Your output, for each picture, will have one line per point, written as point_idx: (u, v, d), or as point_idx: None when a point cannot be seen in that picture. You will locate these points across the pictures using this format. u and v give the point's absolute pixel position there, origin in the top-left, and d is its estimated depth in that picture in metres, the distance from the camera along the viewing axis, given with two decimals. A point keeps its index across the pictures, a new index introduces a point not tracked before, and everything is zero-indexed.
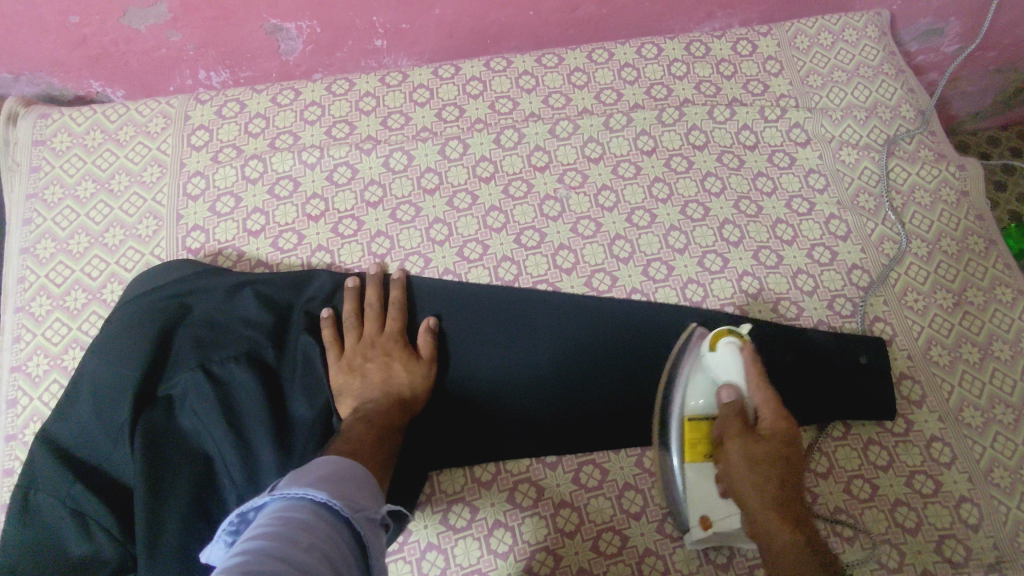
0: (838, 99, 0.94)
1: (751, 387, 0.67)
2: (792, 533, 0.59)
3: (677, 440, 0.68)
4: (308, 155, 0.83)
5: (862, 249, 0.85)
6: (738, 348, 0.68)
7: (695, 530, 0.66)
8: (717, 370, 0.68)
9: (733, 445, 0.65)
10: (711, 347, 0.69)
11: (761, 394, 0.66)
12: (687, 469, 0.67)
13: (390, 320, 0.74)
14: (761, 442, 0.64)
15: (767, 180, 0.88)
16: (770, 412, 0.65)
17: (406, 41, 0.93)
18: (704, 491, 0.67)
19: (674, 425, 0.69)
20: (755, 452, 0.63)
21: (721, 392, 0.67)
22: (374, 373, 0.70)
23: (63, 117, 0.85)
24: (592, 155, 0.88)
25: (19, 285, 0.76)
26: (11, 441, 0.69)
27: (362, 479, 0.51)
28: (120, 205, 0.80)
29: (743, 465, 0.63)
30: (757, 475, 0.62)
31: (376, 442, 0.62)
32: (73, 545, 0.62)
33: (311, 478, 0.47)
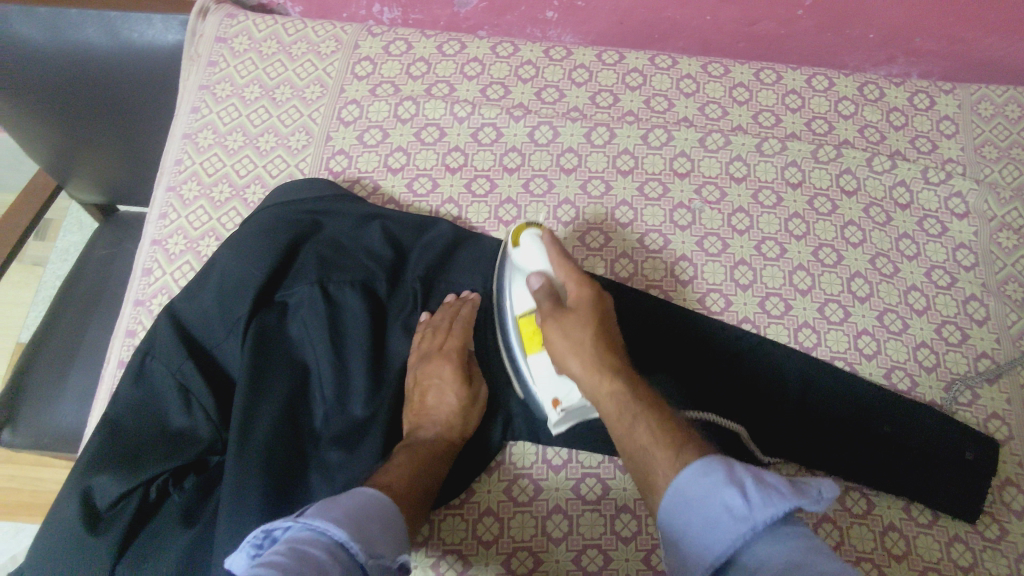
0: (1011, 178, 0.88)
1: (556, 267, 0.67)
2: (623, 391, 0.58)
3: (518, 338, 0.70)
4: (459, 109, 0.85)
5: (997, 339, 0.80)
6: (539, 237, 0.68)
7: (551, 413, 0.67)
8: (524, 263, 0.68)
9: (548, 328, 0.63)
10: (514, 243, 0.69)
11: (565, 270, 0.66)
12: (531, 359, 0.69)
13: (453, 337, 0.71)
14: (571, 317, 0.63)
15: (911, 243, 0.84)
16: (572, 284, 0.65)
17: (577, 19, 0.93)
18: (547, 376, 0.68)
19: (512, 327, 0.70)
20: (568, 328, 0.62)
21: (532, 282, 0.67)
22: (431, 393, 0.68)
23: (248, 21, 0.89)
24: (736, 174, 0.85)
25: (176, 166, 0.81)
26: (139, 306, 0.74)
27: (388, 518, 0.53)
28: (278, 114, 0.84)
29: (560, 341, 0.62)
30: (579, 346, 0.61)
31: (415, 476, 0.61)
32: (175, 416, 0.67)
33: (338, 513, 0.49)
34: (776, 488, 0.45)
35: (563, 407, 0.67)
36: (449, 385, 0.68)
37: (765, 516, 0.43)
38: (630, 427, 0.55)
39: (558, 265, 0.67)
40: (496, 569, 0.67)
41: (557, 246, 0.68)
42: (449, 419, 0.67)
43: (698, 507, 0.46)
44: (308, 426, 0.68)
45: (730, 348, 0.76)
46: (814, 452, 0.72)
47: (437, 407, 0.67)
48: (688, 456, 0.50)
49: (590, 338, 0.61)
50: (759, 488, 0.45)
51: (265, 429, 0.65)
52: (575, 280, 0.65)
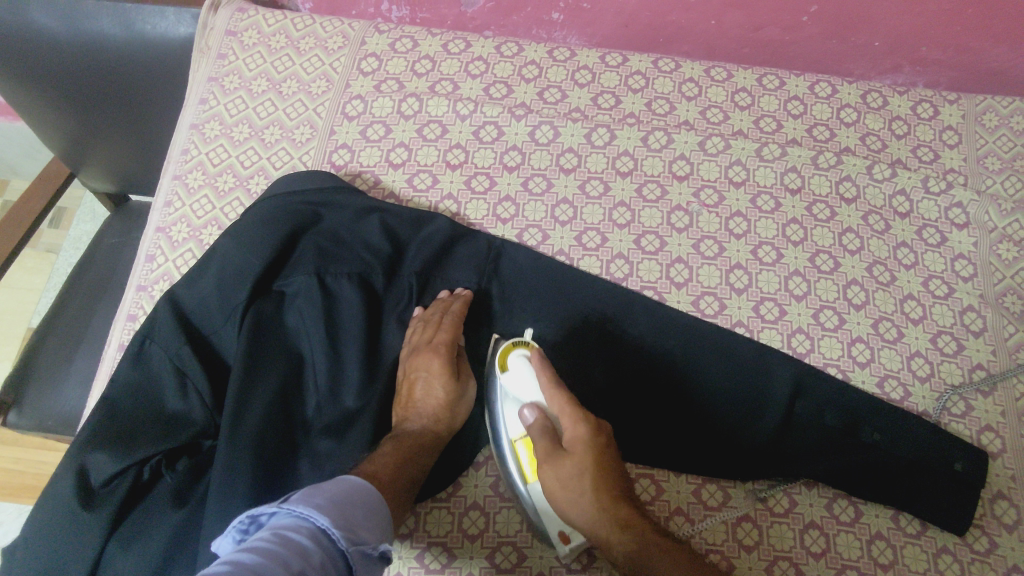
0: (1013, 190, 0.87)
1: (551, 400, 0.66)
2: (631, 543, 0.61)
3: (514, 468, 0.68)
4: (462, 106, 0.86)
5: (994, 350, 0.79)
6: (528, 359, 0.67)
7: (558, 545, 0.66)
8: (517, 391, 0.68)
9: (549, 473, 0.64)
10: (502, 367, 0.68)
11: (560, 405, 0.65)
12: (531, 493, 0.67)
13: (441, 330, 0.71)
14: (570, 462, 0.64)
15: (909, 252, 0.84)
16: (568, 421, 0.65)
17: (582, 21, 0.94)
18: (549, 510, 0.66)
19: (507, 456, 0.69)
20: (569, 476, 0.63)
21: (527, 415, 0.67)
22: (419, 385, 0.69)
23: (258, 16, 0.91)
24: (735, 178, 0.86)
25: (182, 156, 0.83)
26: (141, 291, 0.76)
27: (371, 507, 0.53)
28: (284, 107, 0.85)
29: (562, 492, 0.64)
30: (581, 493, 0.63)
31: (399, 465, 0.63)
32: (170, 400, 0.68)
33: (319, 498, 0.50)
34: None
35: (572, 542, 0.66)
36: (437, 379, 0.68)
37: None
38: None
39: (551, 397, 0.66)
40: (480, 562, 0.68)
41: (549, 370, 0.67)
42: (436, 414, 0.68)
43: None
44: (301, 414, 0.69)
45: (724, 350, 0.76)
46: (798, 456, 0.73)
47: (423, 399, 0.68)
48: None
49: (589, 480, 0.63)
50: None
51: (258, 415, 0.66)
52: (570, 416, 0.65)
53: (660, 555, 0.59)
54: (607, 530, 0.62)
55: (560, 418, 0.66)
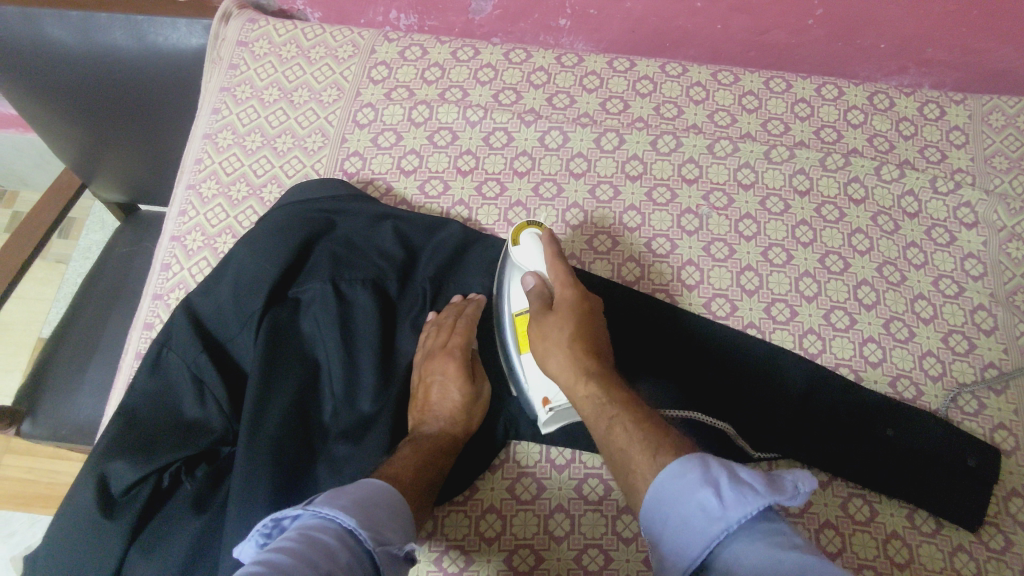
0: (1021, 189, 0.88)
1: (550, 270, 0.71)
2: (595, 391, 0.61)
3: (511, 337, 0.74)
4: (472, 113, 0.87)
5: (1005, 349, 0.79)
6: (538, 236, 0.74)
7: (540, 409, 0.70)
8: (523, 260, 0.73)
9: (534, 330, 0.69)
10: (516, 242, 0.74)
11: (558, 274, 0.71)
12: (522, 357, 0.72)
13: (455, 334, 0.71)
14: (553, 317, 0.68)
15: (918, 252, 0.84)
16: (559, 287, 0.70)
17: (590, 27, 0.94)
18: (537, 375, 0.71)
19: (507, 325, 0.74)
20: (549, 327, 0.67)
21: (527, 281, 0.72)
22: (435, 389, 0.69)
23: (268, 26, 0.92)
24: (744, 181, 0.86)
25: (196, 165, 0.84)
26: (157, 300, 0.76)
27: (395, 508, 0.54)
28: (296, 116, 0.86)
29: (542, 341, 0.67)
30: (558, 343, 0.66)
31: (418, 466, 0.62)
32: (188, 407, 0.69)
33: (344, 499, 0.50)
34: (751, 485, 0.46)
35: (551, 405, 0.69)
36: (453, 381, 0.69)
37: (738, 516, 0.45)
38: (609, 428, 0.58)
39: (551, 266, 0.71)
40: (498, 565, 0.68)
41: (555, 247, 0.73)
42: (452, 417, 0.68)
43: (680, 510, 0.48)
44: (318, 419, 0.70)
45: (736, 351, 0.77)
46: (815, 456, 0.73)
47: (440, 403, 0.68)
48: (664, 455, 0.52)
49: (566, 333, 0.66)
50: (733, 484, 0.46)
51: (275, 421, 0.67)
52: (562, 283, 0.70)
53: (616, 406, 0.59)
54: (574, 378, 0.63)
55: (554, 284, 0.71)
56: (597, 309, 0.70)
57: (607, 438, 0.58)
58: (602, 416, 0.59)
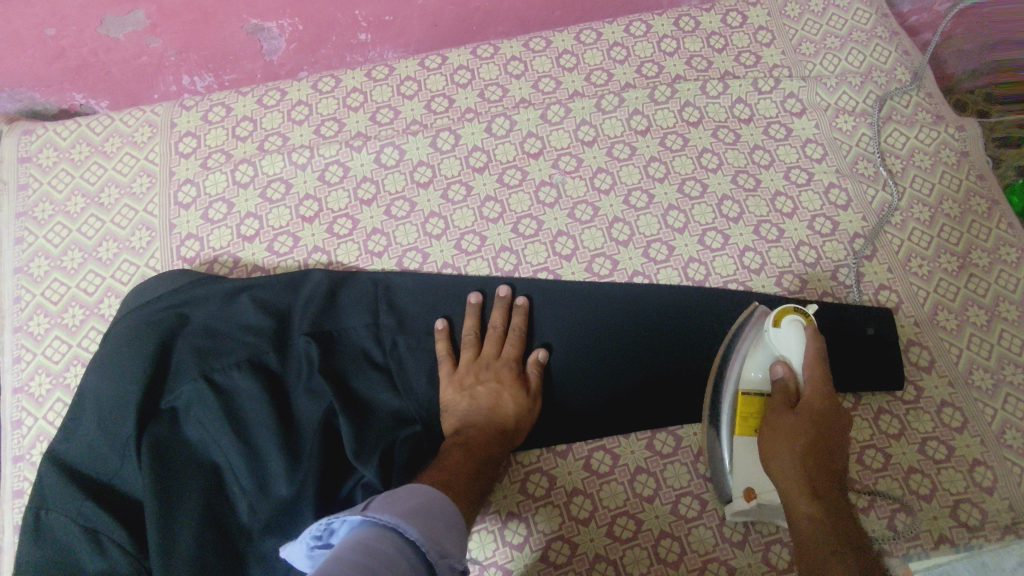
0: (832, 66, 0.92)
1: (807, 365, 0.68)
2: (815, 508, 0.60)
3: (728, 412, 0.69)
4: (298, 155, 0.82)
5: (863, 217, 0.84)
6: (803, 326, 0.69)
7: (740, 501, 0.67)
8: (777, 346, 0.69)
9: (773, 425, 0.66)
10: (777, 322, 0.69)
11: (814, 372, 0.67)
12: (736, 441, 0.69)
13: (509, 344, 0.73)
14: (796, 417, 0.65)
15: (764, 153, 0.87)
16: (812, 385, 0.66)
17: (391, 33, 0.91)
18: (748, 466, 0.68)
19: (727, 397, 0.70)
20: (784, 425, 0.65)
21: (776, 368, 0.69)
22: (486, 395, 0.70)
23: (47, 132, 0.83)
24: (586, 138, 0.86)
25: (15, 305, 0.76)
26: (18, 462, 0.69)
27: (451, 517, 0.54)
28: (111, 218, 0.79)
29: (772, 435, 0.65)
30: (794, 451, 0.63)
31: (473, 471, 0.64)
32: (87, 564, 0.62)
33: (405, 508, 0.51)
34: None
35: (757, 501, 0.67)
36: (508, 391, 0.70)
37: None
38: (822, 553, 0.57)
39: (809, 364, 0.67)
40: None
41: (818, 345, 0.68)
42: (492, 415, 0.69)
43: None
44: (237, 523, 0.65)
45: (630, 302, 0.77)
46: None
47: (492, 410, 0.69)
48: None
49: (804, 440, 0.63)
50: None
51: (189, 544, 0.62)
52: (817, 386, 0.66)
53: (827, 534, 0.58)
54: (801, 493, 0.61)
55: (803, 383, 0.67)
56: (843, 421, 0.65)
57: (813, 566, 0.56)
58: (820, 538, 0.58)
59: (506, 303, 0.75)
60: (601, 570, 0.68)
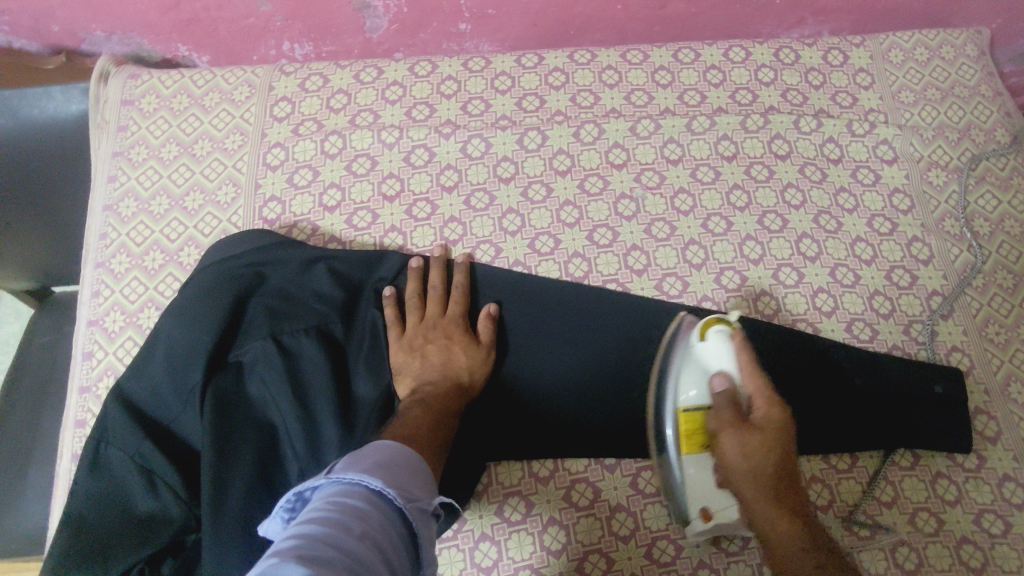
0: (930, 118, 0.90)
1: (743, 376, 0.65)
2: (795, 531, 0.58)
3: (674, 433, 0.68)
4: (387, 135, 0.83)
5: (945, 274, 0.82)
6: (729, 336, 0.67)
7: (696, 522, 0.66)
8: (708, 360, 0.68)
9: (725, 439, 0.63)
10: (702, 337, 0.68)
11: (753, 383, 0.64)
12: (685, 460, 0.67)
13: (452, 304, 0.73)
14: (755, 433, 0.62)
15: (849, 197, 0.86)
16: (760, 399, 0.63)
17: (490, 27, 0.92)
18: (701, 483, 0.67)
19: (669, 417, 0.68)
20: (747, 441, 0.62)
21: (715, 384, 0.66)
22: (434, 351, 0.69)
23: (152, 79, 0.86)
24: (671, 157, 0.86)
25: (102, 241, 0.78)
26: (84, 393, 0.71)
27: (419, 465, 0.51)
28: (201, 170, 0.81)
29: (737, 456, 0.62)
30: (752, 468, 0.61)
31: (433, 422, 0.61)
32: (139, 502, 0.63)
33: (368, 463, 0.47)
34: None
35: (714, 520, 0.66)
36: (455, 347, 0.70)
37: None
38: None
39: (746, 376, 0.65)
40: None
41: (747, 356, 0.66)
42: (446, 371, 0.68)
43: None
44: (286, 486, 0.66)
45: None
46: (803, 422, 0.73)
47: (444, 364, 0.68)
48: None
49: (768, 461, 0.61)
50: None
51: (239, 498, 0.63)
52: (765, 398, 0.63)
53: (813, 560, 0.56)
54: (777, 513, 0.59)
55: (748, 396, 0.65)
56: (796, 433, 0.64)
57: None
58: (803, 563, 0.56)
59: (444, 263, 0.76)
60: None
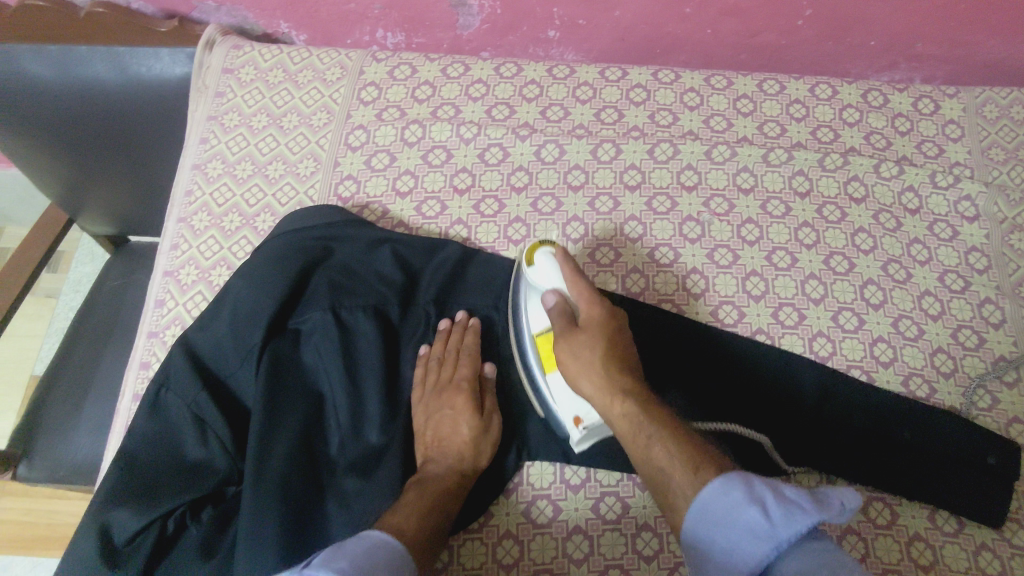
0: (1019, 179, 0.87)
1: (570, 286, 0.68)
2: (636, 407, 0.60)
3: (535, 358, 0.70)
4: (465, 130, 0.85)
5: (1015, 341, 0.78)
6: (552, 255, 0.70)
7: (574, 432, 0.67)
8: (540, 282, 0.69)
9: (559, 348, 0.65)
10: (529, 262, 0.70)
11: (579, 289, 0.68)
12: (548, 378, 0.68)
13: (461, 370, 0.70)
14: (583, 335, 0.65)
15: (922, 249, 0.83)
16: (584, 303, 0.67)
17: (579, 37, 0.93)
18: (566, 395, 0.68)
19: (528, 346, 0.70)
20: (578, 347, 0.64)
21: (547, 299, 0.68)
22: (444, 421, 0.67)
23: (253, 52, 0.90)
24: (744, 185, 0.85)
25: (186, 197, 0.82)
26: (152, 337, 0.75)
27: (393, 567, 0.50)
28: (286, 142, 0.84)
29: (573, 362, 0.64)
30: (591, 365, 0.63)
31: (424, 513, 0.59)
32: (190, 449, 0.67)
33: (344, 565, 0.47)
34: (795, 501, 0.47)
35: (585, 425, 0.66)
36: (461, 419, 0.67)
37: (788, 533, 0.45)
38: (647, 449, 0.57)
39: (571, 284, 0.68)
40: None
41: (571, 266, 0.69)
42: (450, 445, 0.66)
43: (720, 518, 0.48)
44: (325, 454, 0.67)
45: (746, 356, 0.76)
46: (845, 462, 0.71)
47: (449, 438, 0.66)
48: (704, 470, 0.53)
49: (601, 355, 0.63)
50: (778, 503, 0.47)
51: (281, 459, 0.64)
52: (587, 301, 0.67)
53: (659, 424, 0.58)
54: (618, 395, 0.61)
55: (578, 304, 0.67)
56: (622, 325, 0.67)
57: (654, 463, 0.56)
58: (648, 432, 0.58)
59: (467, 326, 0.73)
60: None
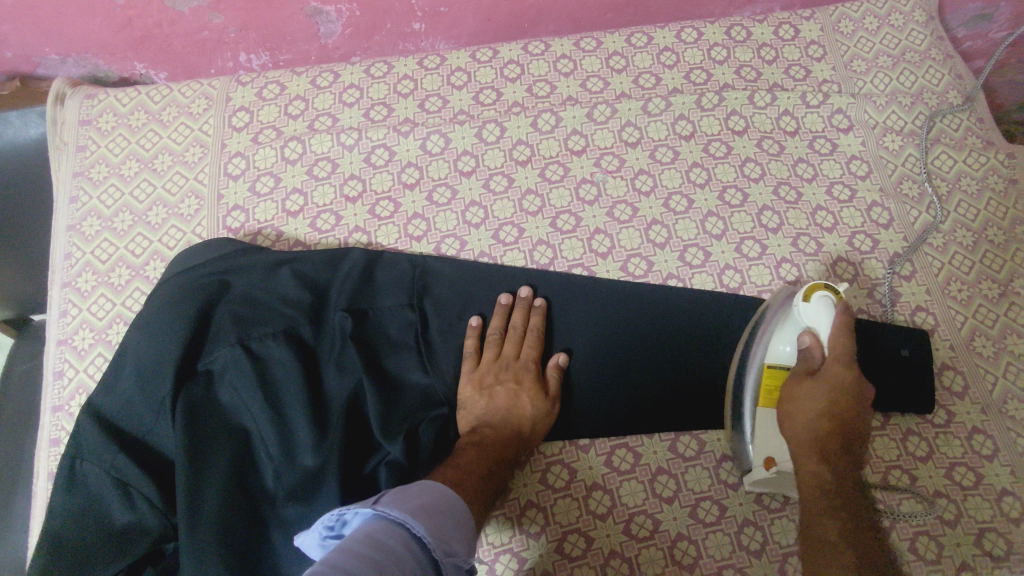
0: (883, 85, 0.91)
1: (834, 338, 0.66)
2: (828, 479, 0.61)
3: (753, 387, 0.70)
4: (346, 137, 0.84)
5: (905, 237, 0.82)
6: (832, 303, 0.67)
7: (759, 470, 0.68)
8: (803, 319, 0.68)
9: (791, 392, 0.67)
10: (805, 298, 0.68)
11: (841, 343, 0.66)
12: (759, 412, 0.70)
13: (527, 346, 0.72)
14: (818, 387, 0.65)
15: (807, 167, 0.86)
16: (835, 360, 0.66)
17: (444, 25, 0.93)
18: (767, 436, 0.69)
19: (753, 371, 0.71)
20: (807, 396, 0.66)
21: (802, 339, 0.68)
22: (499, 393, 0.70)
23: (109, 98, 0.87)
24: (630, 139, 0.87)
25: (66, 261, 0.79)
26: (57, 412, 0.72)
27: (458, 514, 0.54)
28: (162, 184, 0.82)
29: (793, 408, 0.66)
30: (812, 419, 0.65)
31: (485, 470, 0.63)
32: (116, 514, 0.64)
33: (414, 506, 0.51)
34: None
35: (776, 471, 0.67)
36: (523, 395, 0.69)
37: None
38: (816, 521, 0.59)
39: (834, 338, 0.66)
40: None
41: (849, 321, 0.67)
42: (508, 415, 0.68)
43: None
44: (261, 488, 0.66)
45: (658, 303, 0.77)
46: None
47: (508, 410, 0.68)
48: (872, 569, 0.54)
49: (827, 417, 0.64)
50: None
51: (215, 503, 0.63)
52: (840, 358, 0.66)
53: (839, 506, 0.59)
54: (818, 460, 0.63)
55: (827, 355, 0.66)
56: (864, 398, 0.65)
57: (819, 538, 0.58)
58: (824, 505, 0.60)
59: (529, 305, 0.75)
60: (616, 567, 0.68)
